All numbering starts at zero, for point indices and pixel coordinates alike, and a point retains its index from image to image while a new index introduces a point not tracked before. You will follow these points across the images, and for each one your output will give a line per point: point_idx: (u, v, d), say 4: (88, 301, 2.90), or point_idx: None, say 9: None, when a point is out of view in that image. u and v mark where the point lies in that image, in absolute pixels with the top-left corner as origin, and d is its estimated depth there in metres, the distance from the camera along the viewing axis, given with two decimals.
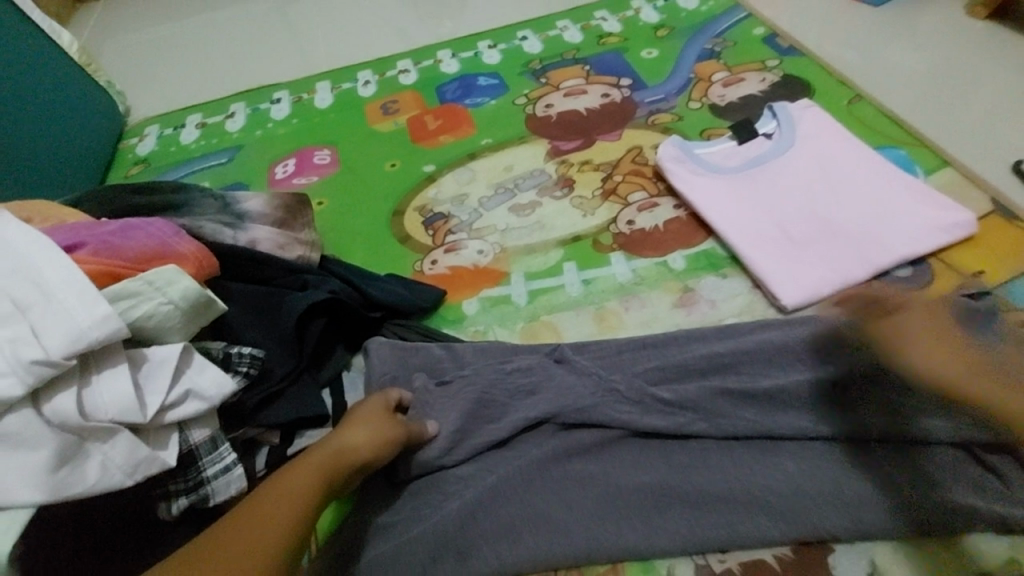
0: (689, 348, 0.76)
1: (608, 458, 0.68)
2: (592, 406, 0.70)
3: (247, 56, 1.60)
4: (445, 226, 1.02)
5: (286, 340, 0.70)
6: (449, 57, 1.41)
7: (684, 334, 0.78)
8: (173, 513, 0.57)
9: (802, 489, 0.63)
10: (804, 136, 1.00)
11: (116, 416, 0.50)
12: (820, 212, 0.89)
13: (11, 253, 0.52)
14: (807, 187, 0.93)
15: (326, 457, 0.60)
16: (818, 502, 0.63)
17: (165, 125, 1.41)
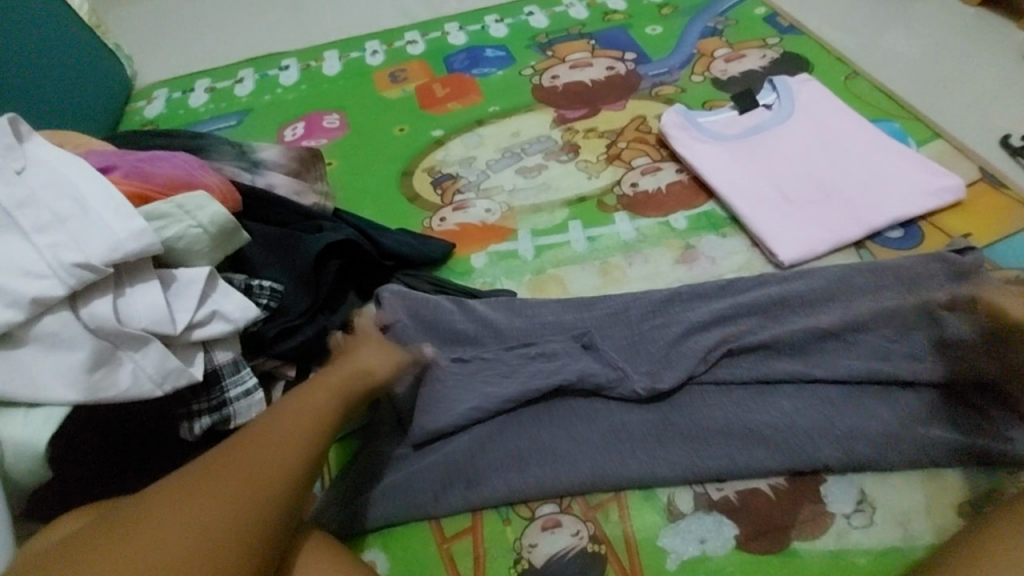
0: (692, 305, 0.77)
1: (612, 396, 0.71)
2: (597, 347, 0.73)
3: (254, 25, 1.61)
4: (454, 186, 1.05)
5: (303, 279, 0.73)
6: (457, 29, 1.42)
7: (688, 291, 0.78)
8: (196, 432, 0.59)
9: (796, 424, 0.66)
10: (803, 106, 1.03)
11: (149, 326, 0.53)
12: (817, 177, 0.93)
13: (48, 169, 0.54)
14: (805, 154, 0.96)
15: (346, 375, 0.62)
16: (812, 437, 0.66)
17: (173, 89, 1.42)
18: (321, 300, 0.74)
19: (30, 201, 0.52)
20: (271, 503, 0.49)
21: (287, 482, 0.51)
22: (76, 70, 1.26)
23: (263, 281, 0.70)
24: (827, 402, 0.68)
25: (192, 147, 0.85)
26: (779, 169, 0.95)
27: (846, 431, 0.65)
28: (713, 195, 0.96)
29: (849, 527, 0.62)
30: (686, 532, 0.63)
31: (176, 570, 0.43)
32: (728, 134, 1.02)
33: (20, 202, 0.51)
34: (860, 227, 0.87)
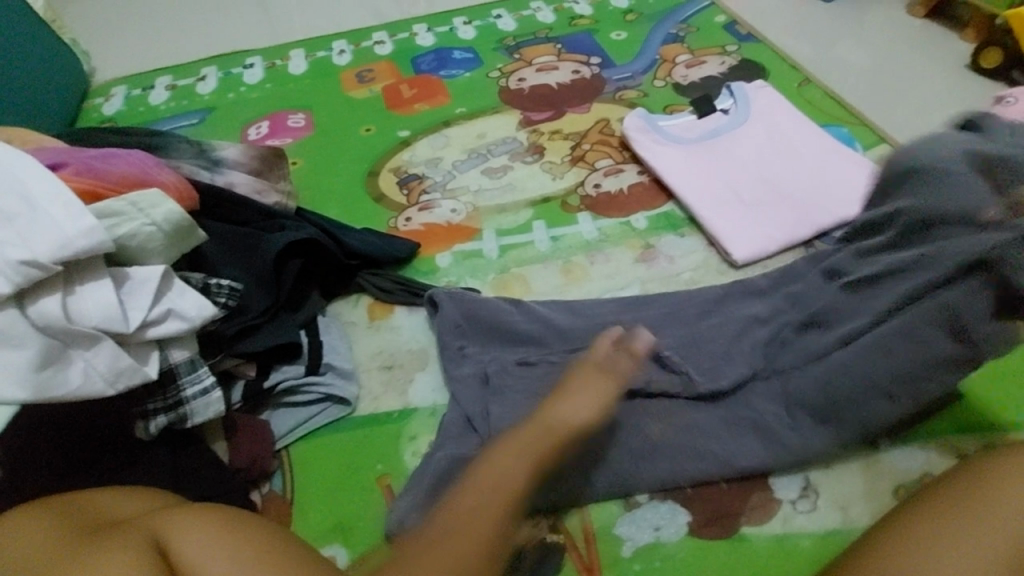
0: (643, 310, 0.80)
1: None
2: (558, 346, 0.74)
3: (218, 22, 1.58)
4: (420, 186, 1.06)
5: (264, 277, 0.72)
6: (425, 31, 1.43)
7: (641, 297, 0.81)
8: (152, 432, 0.59)
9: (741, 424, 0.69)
10: (757, 112, 1.07)
11: (99, 324, 0.52)
12: (770, 180, 0.97)
13: None
14: (758, 158, 1.01)
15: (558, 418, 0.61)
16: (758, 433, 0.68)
17: (132, 86, 1.39)
18: (283, 299, 0.74)
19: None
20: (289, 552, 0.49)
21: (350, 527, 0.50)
22: (29, 65, 1.23)
23: (222, 280, 0.69)
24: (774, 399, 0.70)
25: (149, 145, 0.84)
26: (735, 172, 0.99)
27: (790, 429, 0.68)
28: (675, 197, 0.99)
29: (793, 511, 0.65)
30: (641, 520, 0.65)
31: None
32: (687, 138, 1.05)
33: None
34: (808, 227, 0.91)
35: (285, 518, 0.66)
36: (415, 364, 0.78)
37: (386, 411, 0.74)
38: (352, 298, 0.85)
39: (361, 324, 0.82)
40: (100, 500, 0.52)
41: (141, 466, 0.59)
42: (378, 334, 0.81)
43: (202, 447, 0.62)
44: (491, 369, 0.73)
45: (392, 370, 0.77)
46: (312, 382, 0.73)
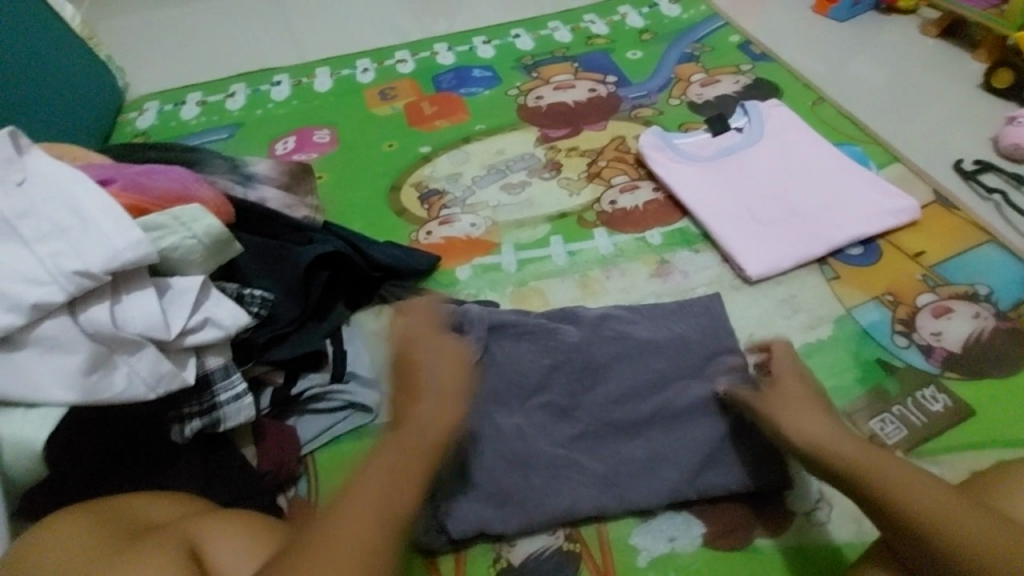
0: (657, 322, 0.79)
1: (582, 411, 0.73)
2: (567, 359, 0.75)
3: (247, 40, 1.64)
4: (440, 201, 1.09)
5: (293, 288, 0.75)
6: (446, 50, 1.48)
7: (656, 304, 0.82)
8: (186, 435, 0.61)
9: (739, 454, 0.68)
10: (771, 130, 1.09)
11: (142, 332, 0.55)
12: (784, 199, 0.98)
13: (48, 181, 0.57)
14: (772, 176, 1.02)
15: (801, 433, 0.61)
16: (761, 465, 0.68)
17: (164, 101, 1.45)
18: (310, 308, 0.77)
19: (34, 212, 0.54)
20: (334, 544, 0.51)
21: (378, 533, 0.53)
22: (69, 82, 1.29)
23: (254, 290, 0.73)
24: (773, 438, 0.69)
25: (186, 160, 0.88)
26: (750, 191, 1.01)
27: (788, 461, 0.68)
28: (690, 214, 1.00)
29: (809, 523, 0.66)
30: (656, 531, 0.67)
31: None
32: (702, 156, 1.07)
33: (25, 212, 0.54)
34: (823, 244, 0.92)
35: None
36: None
37: None
38: (375, 309, 0.87)
39: (383, 333, 0.85)
40: (143, 502, 0.55)
41: (176, 468, 0.61)
42: None
43: (232, 451, 0.64)
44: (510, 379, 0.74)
45: None
46: (337, 389, 0.75)
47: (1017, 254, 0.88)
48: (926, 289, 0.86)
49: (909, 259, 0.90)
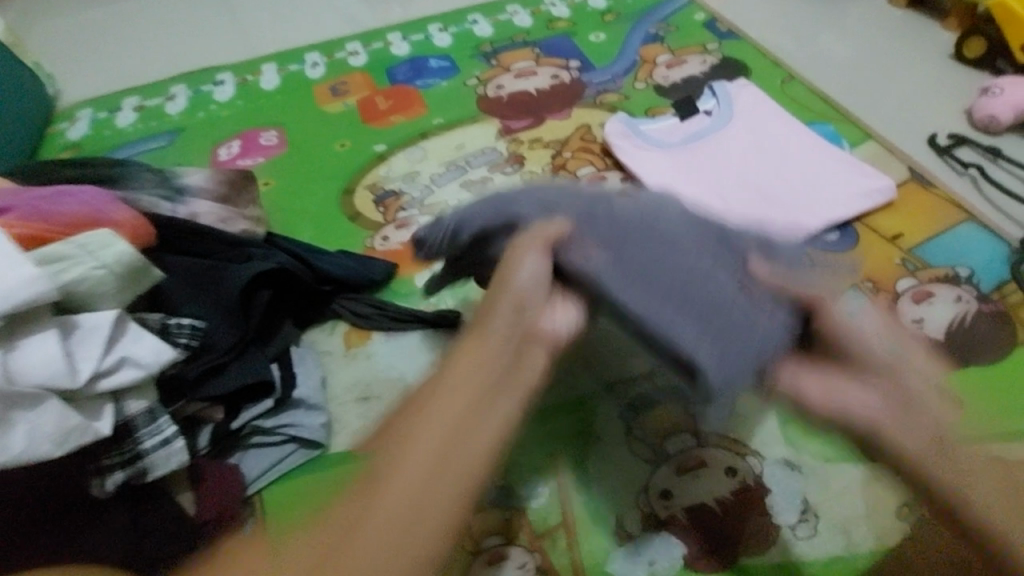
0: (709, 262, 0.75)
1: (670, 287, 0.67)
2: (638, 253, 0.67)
3: (188, 38, 1.53)
4: (396, 203, 1.02)
5: (228, 312, 0.69)
6: (400, 40, 1.39)
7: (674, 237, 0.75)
8: (108, 489, 0.56)
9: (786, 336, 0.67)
10: (741, 111, 1.05)
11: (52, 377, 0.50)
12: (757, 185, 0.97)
13: None
14: (745, 160, 0.98)
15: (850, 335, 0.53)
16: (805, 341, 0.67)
17: (100, 108, 1.34)
18: (250, 333, 0.70)
19: None
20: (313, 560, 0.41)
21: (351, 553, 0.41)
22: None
23: (182, 319, 0.66)
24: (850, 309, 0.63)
25: (105, 177, 0.80)
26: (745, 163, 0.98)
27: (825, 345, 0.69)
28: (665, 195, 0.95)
29: (794, 537, 0.62)
30: (637, 554, 0.62)
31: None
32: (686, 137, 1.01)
33: None
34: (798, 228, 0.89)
35: None
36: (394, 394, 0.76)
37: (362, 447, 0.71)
38: (327, 325, 0.82)
39: (337, 352, 0.80)
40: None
41: (99, 525, 0.57)
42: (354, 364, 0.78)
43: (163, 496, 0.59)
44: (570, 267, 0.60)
45: (369, 403, 0.76)
46: (283, 420, 0.70)
47: (997, 232, 0.85)
48: (904, 274, 0.82)
49: (886, 242, 0.87)
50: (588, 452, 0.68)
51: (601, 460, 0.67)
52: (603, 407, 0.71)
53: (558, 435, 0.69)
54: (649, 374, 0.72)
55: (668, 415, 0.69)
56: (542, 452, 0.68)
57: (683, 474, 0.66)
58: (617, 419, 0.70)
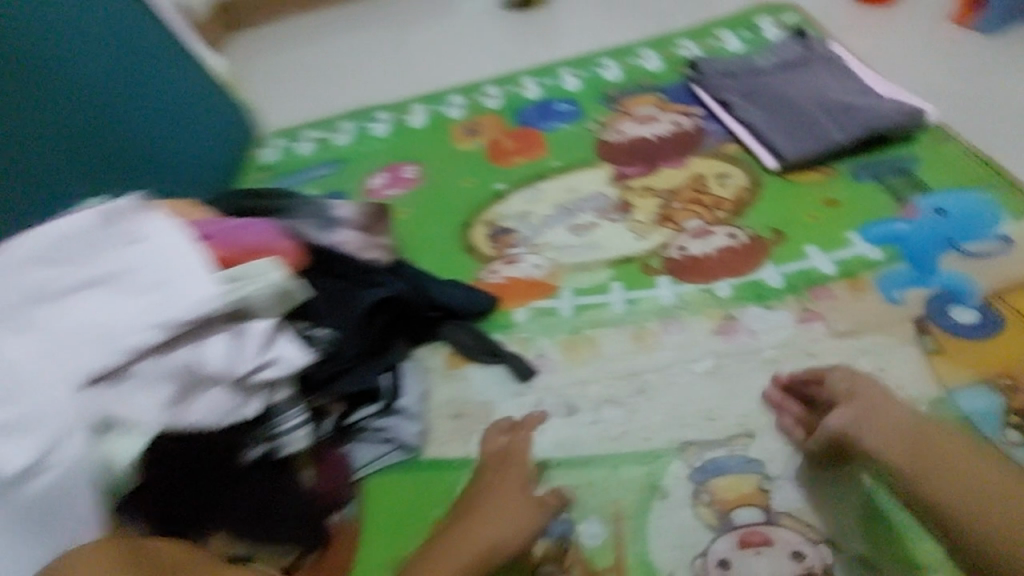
0: (791, 91, 1.17)
1: (767, 123, 1.13)
2: (751, 119, 1.16)
3: (350, 71, 1.73)
4: (508, 240, 1.11)
5: (357, 328, 0.83)
6: (531, 83, 1.51)
7: (780, 126, 1.12)
8: (254, 457, 0.70)
9: (822, 107, 1.12)
10: (819, 85, 1.17)
11: (281, 373, 0.71)
12: (869, 250, 0.92)
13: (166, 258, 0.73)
14: (820, 95, 1.14)
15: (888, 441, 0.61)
16: (833, 116, 1.10)
17: (286, 136, 1.55)
18: (371, 346, 0.85)
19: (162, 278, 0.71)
20: None
21: None
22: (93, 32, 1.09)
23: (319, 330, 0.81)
24: (845, 115, 1.09)
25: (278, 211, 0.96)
26: (826, 113, 1.11)
27: (847, 114, 1.09)
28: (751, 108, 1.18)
29: None
30: None
31: None
32: (776, 110, 1.15)
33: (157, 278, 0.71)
34: (908, 299, 0.85)
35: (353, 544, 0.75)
36: (481, 418, 0.85)
37: (449, 458, 0.81)
38: (434, 345, 0.94)
39: (438, 369, 0.91)
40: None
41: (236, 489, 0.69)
42: (450, 382, 0.89)
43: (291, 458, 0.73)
44: (610, 438, 0.79)
45: (460, 420, 0.85)
46: (387, 424, 0.82)
47: None
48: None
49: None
50: (653, 505, 0.71)
51: (664, 519, 0.70)
52: (674, 465, 0.74)
53: (625, 484, 0.74)
54: (727, 442, 0.75)
55: (740, 487, 0.71)
56: (606, 497, 0.73)
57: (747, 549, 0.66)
58: (688, 481, 0.72)
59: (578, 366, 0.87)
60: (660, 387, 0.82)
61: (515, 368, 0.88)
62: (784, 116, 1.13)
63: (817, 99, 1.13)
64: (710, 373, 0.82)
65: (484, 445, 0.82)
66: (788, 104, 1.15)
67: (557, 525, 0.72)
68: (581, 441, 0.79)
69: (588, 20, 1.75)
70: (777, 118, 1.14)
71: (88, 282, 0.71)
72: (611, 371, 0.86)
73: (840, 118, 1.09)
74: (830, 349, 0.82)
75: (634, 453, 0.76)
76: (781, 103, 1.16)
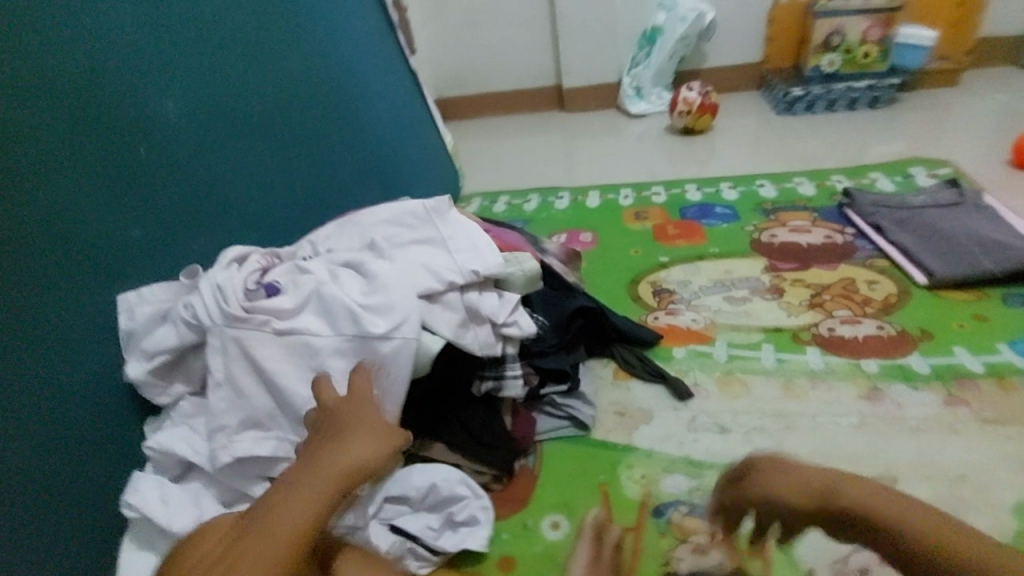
0: (944, 226, 1.34)
1: (918, 247, 1.30)
2: (902, 241, 1.34)
3: (540, 166, 2.19)
4: (670, 297, 1.33)
5: (562, 323, 1.06)
6: (694, 190, 1.81)
7: (931, 251, 1.28)
8: (482, 390, 0.93)
9: (973, 241, 1.27)
10: (971, 224, 1.33)
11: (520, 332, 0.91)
12: (1019, 360, 1.02)
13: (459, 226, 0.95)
14: (971, 231, 1.30)
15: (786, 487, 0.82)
16: (984, 249, 1.25)
17: (485, 198, 1.96)
18: (567, 340, 1.07)
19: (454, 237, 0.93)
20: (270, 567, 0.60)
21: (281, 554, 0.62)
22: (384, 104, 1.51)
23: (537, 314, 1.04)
24: (997, 251, 1.23)
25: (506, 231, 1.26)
26: (977, 246, 1.26)
27: (998, 250, 1.23)
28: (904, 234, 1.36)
29: None
30: None
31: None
32: (927, 238, 1.33)
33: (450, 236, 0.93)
34: None
35: (531, 486, 0.92)
36: (642, 418, 1.02)
37: (614, 442, 0.98)
38: (604, 360, 1.15)
39: (607, 378, 1.11)
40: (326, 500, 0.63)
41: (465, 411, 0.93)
42: (617, 388, 1.08)
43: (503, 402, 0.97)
44: (760, 456, 0.92)
45: (624, 417, 1.02)
46: (568, 404, 1.02)
47: None
48: None
49: None
50: None
51: None
52: (819, 487, 0.85)
53: (773, 491, 0.86)
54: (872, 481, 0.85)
55: None
56: (755, 497, 0.85)
57: None
58: None
59: (731, 398, 1.03)
60: (808, 428, 0.95)
61: (676, 388, 1.05)
62: (934, 243, 1.30)
63: (969, 235, 1.29)
64: (855, 426, 0.94)
65: (645, 438, 0.98)
66: (939, 234, 1.32)
67: (708, 508, 0.84)
68: (732, 453, 0.93)
69: (744, 155, 2.08)
70: (927, 244, 1.31)
71: (424, 238, 0.92)
72: (761, 407, 1.00)
73: (992, 253, 1.23)
74: (977, 429, 0.91)
75: (781, 471, 0.89)
76: (932, 233, 1.33)
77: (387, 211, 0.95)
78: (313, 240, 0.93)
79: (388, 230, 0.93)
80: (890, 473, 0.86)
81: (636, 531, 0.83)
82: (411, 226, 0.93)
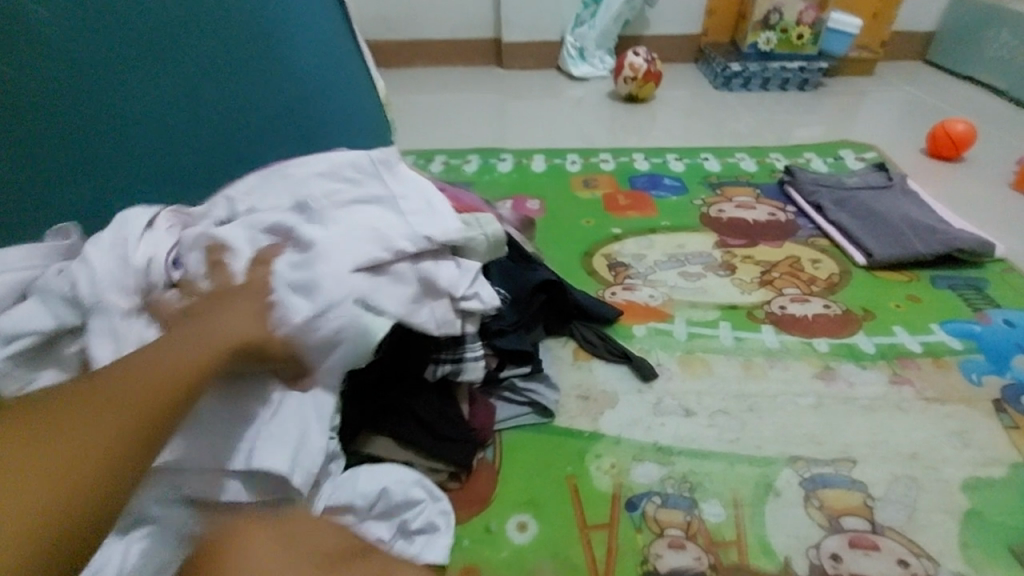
0: (879, 208, 1.39)
1: (858, 227, 1.34)
2: (843, 221, 1.37)
3: (479, 125, 2.03)
4: (625, 272, 1.27)
5: (523, 299, 0.95)
6: (641, 159, 1.75)
7: (871, 233, 1.32)
8: (436, 375, 0.79)
9: (905, 224, 1.33)
10: (902, 206, 1.39)
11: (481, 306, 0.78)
12: (950, 339, 1.08)
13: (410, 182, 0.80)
14: (903, 214, 1.36)
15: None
16: (914, 232, 1.31)
17: (419, 157, 1.77)
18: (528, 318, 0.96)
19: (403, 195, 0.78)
20: (103, 465, 0.47)
21: (117, 451, 0.48)
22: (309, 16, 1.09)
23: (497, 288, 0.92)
24: (927, 235, 1.29)
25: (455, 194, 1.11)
26: (909, 229, 1.32)
27: (927, 233, 1.29)
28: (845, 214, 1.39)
29: None
30: None
31: (96, 463, 0.47)
32: (864, 219, 1.37)
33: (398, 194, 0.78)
34: (986, 382, 0.99)
35: (493, 482, 0.83)
36: (607, 402, 0.95)
37: (579, 429, 0.90)
38: (562, 339, 1.07)
39: (566, 359, 1.03)
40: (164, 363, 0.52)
41: (417, 399, 0.80)
42: (578, 370, 1.01)
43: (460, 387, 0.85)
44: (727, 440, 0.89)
45: (588, 401, 0.95)
46: (530, 388, 0.93)
47: None
48: None
49: None
50: (767, 497, 0.81)
51: (778, 511, 0.79)
52: (785, 471, 0.84)
53: (742, 477, 0.83)
54: (833, 463, 0.86)
55: (845, 499, 0.81)
56: (725, 483, 0.82)
57: (854, 548, 0.76)
58: (800, 485, 0.82)
59: (695, 379, 0.99)
60: (770, 409, 0.94)
61: (640, 369, 1.00)
62: (872, 225, 1.35)
63: (901, 218, 1.35)
64: (813, 407, 0.95)
65: (611, 424, 0.91)
66: (875, 216, 1.36)
67: (680, 498, 0.80)
68: (700, 436, 0.89)
69: (685, 127, 2.06)
70: (865, 225, 1.35)
71: (368, 197, 0.76)
72: (724, 388, 0.98)
73: (923, 237, 1.29)
74: (920, 408, 0.94)
75: (749, 455, 0.87)
76: (869, 215, 1.38)
77: (321, 165, 0.77)
78: (221, 199, 0.74)
79: (322, 183, 0.76)
80: (848, 454, 0.87)
81: (610, 527, 0.77)
82: (350, 185, 0.76)
